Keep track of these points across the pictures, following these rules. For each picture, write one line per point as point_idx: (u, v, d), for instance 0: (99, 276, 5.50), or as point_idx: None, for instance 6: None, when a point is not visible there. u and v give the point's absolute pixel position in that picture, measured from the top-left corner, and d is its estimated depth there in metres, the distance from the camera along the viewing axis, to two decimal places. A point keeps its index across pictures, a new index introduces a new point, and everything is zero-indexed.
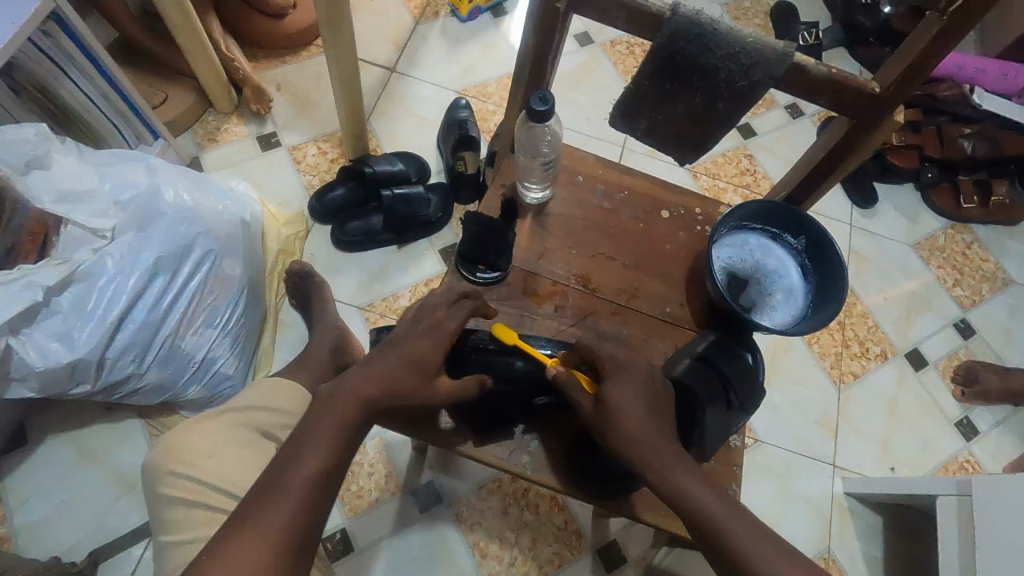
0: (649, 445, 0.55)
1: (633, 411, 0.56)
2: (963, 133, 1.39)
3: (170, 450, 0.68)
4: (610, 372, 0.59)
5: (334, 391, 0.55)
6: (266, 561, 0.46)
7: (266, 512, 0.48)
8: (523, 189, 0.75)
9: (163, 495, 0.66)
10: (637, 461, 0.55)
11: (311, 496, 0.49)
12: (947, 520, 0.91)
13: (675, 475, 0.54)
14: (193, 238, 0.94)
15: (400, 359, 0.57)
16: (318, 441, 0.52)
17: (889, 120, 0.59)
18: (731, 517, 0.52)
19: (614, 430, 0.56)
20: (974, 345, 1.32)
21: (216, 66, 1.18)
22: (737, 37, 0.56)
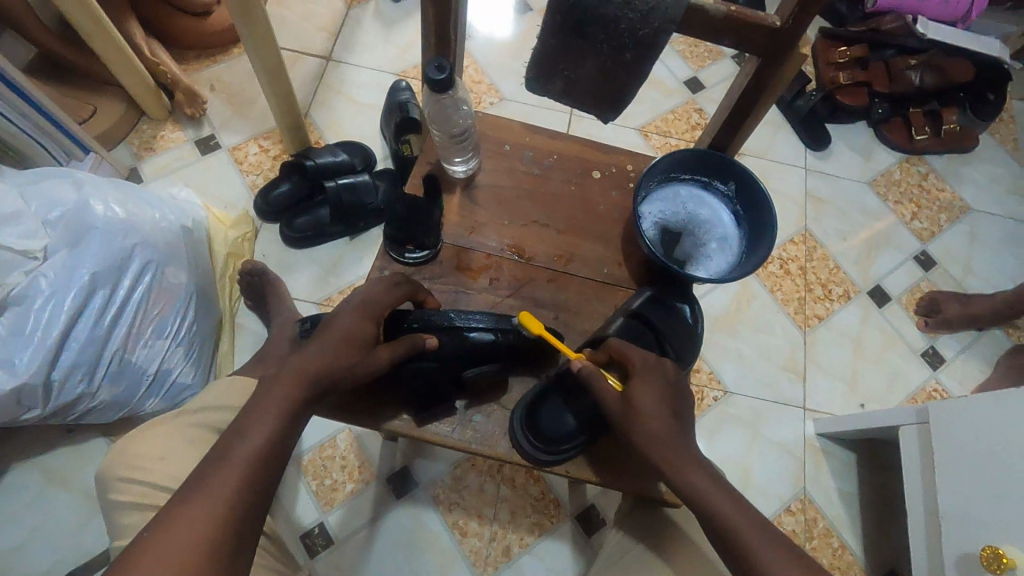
0: (669, 447, 0.55)
1: (654, 412, 0.56)
2: (910, 64, 1.38)
3: (124, 457, 0.66)
4: (637, 371, 0.58)
5: (273, 379, 0.53)
6: (206, 539, 0.44)
7: (198, 500, 0.45)
8: (448, 164, 0.74)
9: (115, 504, 0.63)
10: (655, 460, 0.55)
11: (256, 472, 0.48)
12: (912, 448, 0.92)
13: (693, 477, 0.53)
14: (130, 250, 0.92)
15: (333, 338, 0.56)
16: (265, 416, 0.51)
17: (797, 53, 0.57)
18: (744, 522, 0.51)
19: (636, 426, 0.56)
20: (935, 275, 1.33)
21: (142, 72, 1.15)
22: None
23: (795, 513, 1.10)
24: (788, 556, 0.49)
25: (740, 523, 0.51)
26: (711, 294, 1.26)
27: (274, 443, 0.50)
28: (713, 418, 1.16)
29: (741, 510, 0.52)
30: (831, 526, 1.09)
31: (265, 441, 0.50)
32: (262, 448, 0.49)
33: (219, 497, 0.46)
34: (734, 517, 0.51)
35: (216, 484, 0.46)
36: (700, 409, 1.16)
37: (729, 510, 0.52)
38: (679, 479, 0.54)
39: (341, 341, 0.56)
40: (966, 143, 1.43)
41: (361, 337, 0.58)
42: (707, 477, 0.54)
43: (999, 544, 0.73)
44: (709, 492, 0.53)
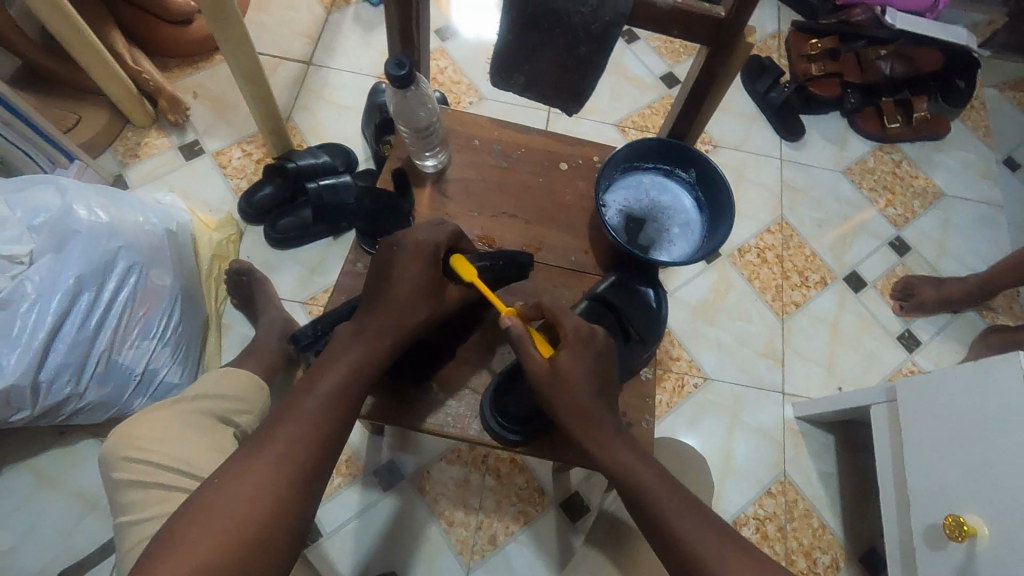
0: (586, 415, 0.59)
1: (582, 392, 0.59)
2: (880, 54, 1.41)
3: (122, 436, 0.67)
4: (568, 343, 0.60)
5: (331, 355, 0.60)
6: (273, 485, 0.52)
7: (263, 466, 0.53)
8: (418, 160, 0.76)
9: (118, 483, 0.64)
10: (580, 437, 0.59)
11: (322, 429, 0.56)
12: (882, 425, 0.94)
13: (620, 455, 0.58)
14: (114, 253, 0.94)
15: (399, 292, 0.62)
16: (331, 379, 0.58)
17: (743, 43, 0.60)
18: (678, 512, 0.55)
19: (560, 402, 0.58)
20: (910, 260, 1.36)
21: (124, 80, 1.17)
22: None
23: (775, 495, 1.12)
24: (712, 536, 0.54)
25: (667, 505, 0.55)
26: (690, 284, 1.28)
27: (333, 416, 0.57)
28: (694, 405, 1.18)
29: (670, 491, 0.56)
30: (811, 506, 1.12)
31: (325, 416, 0.57)
32: (323, 423, 0.56)
33: (284, 452, 0.54)
34: (661, 496, 0.56)
35: (282, 440, 0.54)
36: (680, 395, 1.18)
37: (656, 489, 0.56)
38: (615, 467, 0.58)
39: (411, 297, 0.62)
40: (937, 130, 1.46)
41: (422, 291, 0.63)
42: (636, 459, 0.58)
43: (961, 513, 0.76)
44: (638, 476, 0.57)
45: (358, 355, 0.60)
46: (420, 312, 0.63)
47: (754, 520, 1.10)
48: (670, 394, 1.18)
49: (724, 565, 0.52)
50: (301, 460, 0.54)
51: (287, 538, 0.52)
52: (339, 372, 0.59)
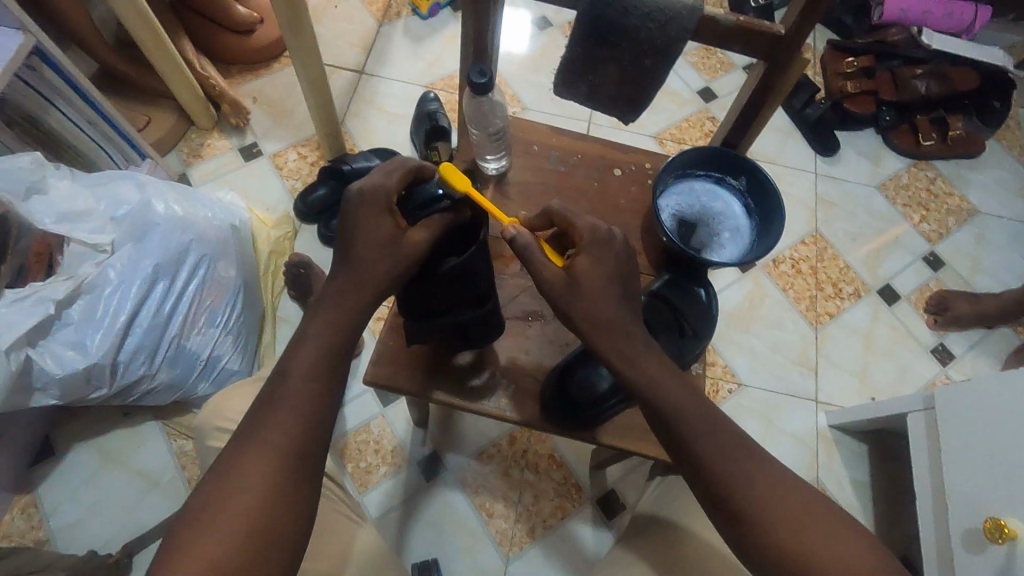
0: (618, 329, 0.58)
1: (599, 299, 0.58)
2: (915, 73, 1.44)
3: (216, 409, 0.74)
4: (588, 248, 0.59)
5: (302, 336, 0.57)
6: (268, 477, 0.51)
7: (250, 463, 0.51)
8: (482, 161, 0.81)
9: (210, 449, 0.72)
10: (608, 349, 0.58)
11: (305, 412, 0.54)
12: (920, 433, 0.96)
13: (648, 370, 0.57)
14: (187, 245, 1.00)
15: (364, 241, 0.57)
16: (301, 365, 0.55)
17: (800, 58, 0.64)
18: (723, 451, 0.55)
19: (577, 309, 0.58)
20: (944, 275, 1.38)
21: (194, 84, 1.25)
22: None
23: None
24: (737, 455, 0.56)
25: (701, 429, 0.56)
26: (725, 291, 1.31)
27: (314, 396, 0.55)
28: (728, 410, 1.21)
29: (699, 413, 0.57)
30: (844, 514, 1.13)
31: (305, 399, 0.54)
32: (306, 405, 0.54)
33: (273, 442, 0.52)
34: (701, 429, 0.56)
35: (269, 431, 0.53)
36: (715, 400, 1.21)
37: (689, 416, 0.56)
38: (647, 389, 0.57)
39: (379, 249, 0.57)
40: (973, 148, 1.47)
41: (387, 240, 0.58)
42: (675, 382, 0.58)
43: (1002, 516, 0.77)
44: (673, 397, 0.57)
45: (331, 328, 0.57)
46: (381, 266, 0.57)
47: None
48: None
49: (762, 507, 0.54)
50: (284, 455, 0.52)
51: (287, 529, 0.51)
52: (314, 350, 0.56)
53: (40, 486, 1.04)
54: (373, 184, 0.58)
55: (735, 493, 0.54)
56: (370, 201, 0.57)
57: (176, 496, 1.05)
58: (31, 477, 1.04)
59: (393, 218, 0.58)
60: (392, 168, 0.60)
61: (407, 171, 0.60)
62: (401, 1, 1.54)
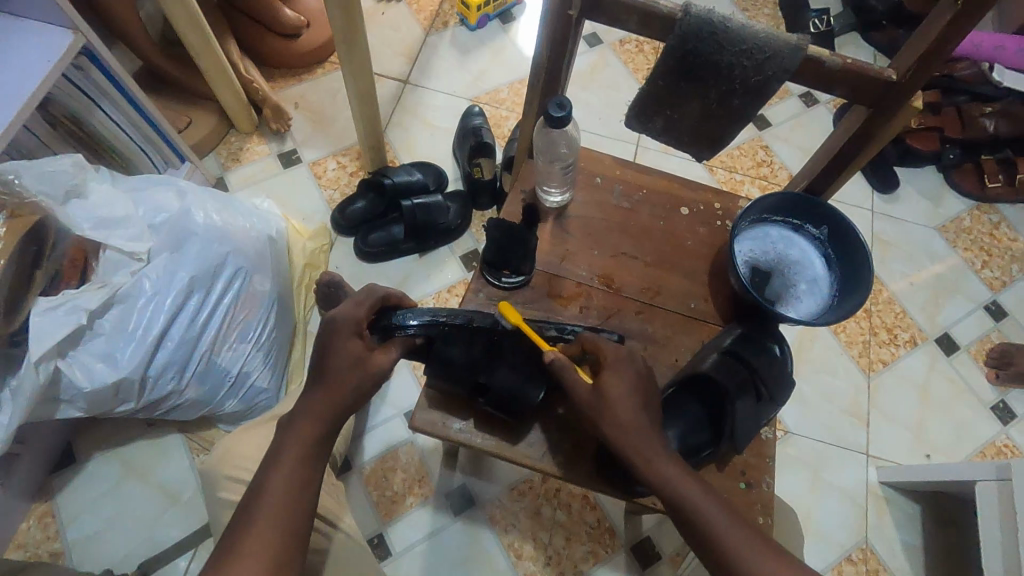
0: (638, 438, 0.56)
1: (624, 407, 0.57)
2: (984, 111, 1.37)
3: (228, 456, 0.75)
4: (609, 363, 0.59)
5: (280, 448, 0.56)
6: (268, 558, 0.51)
7: (250, 544, 0.51)
8: (543, 193, 0.77)
9: (223, 499, 0.73)
10: (631, 457, 0.56)
11: (299, 490, 0.54)
12: (989, 505, 0.89)
13: (672, 474, 0.56)
14: (223, 257, 0.97)
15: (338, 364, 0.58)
16: (296, 441, 0.56)
17: (910, 106, 0.58)
18: (742, 540, 0.53)
19: (610, 424, 0.57)
20: (1007, 327, 1.30)
21: (237, 88, 1.22)
22: (751, 33, 0.57)
23: (855, 562, 1.08)
24: (763, 554, 0.53)
25: (727, 530, 0.54)
26: None
27: (292, 509, 0.53)
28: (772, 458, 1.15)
29: (725, 514, 0.55)
30: None
31: (300, 478, 0.55)
32: (286, 520, 0.53)
33: (272, 521, 0.52)
34: (721, 523, 0.54)
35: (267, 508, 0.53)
36: None
37: (715, 516, 0.54)
38: (667, 490, 0.55)
39: (338, 374, 0.58)
40: None
41: (355, 366, 0.58)
42: (697, 483, 0.56)
43: None
44: (696, 498, 0.55)
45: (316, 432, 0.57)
46: (350, 383, 0.58)
47: None
48: None
49: None
50: (280, 536, 0.52)
51: None
52: (291, 467, 0.55)
53: (56, 495, 1.01)
54: (344, 314, 0.59)
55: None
56: (339, 330, 0.59)
57: (194, 515, 1.01)
58: (50, 485, 1.01)
59: (361, 341, 0.59)
60: (363, 298, 0.61)
61: (377, 302, 0.61)
62: (449, 11, 1.51)
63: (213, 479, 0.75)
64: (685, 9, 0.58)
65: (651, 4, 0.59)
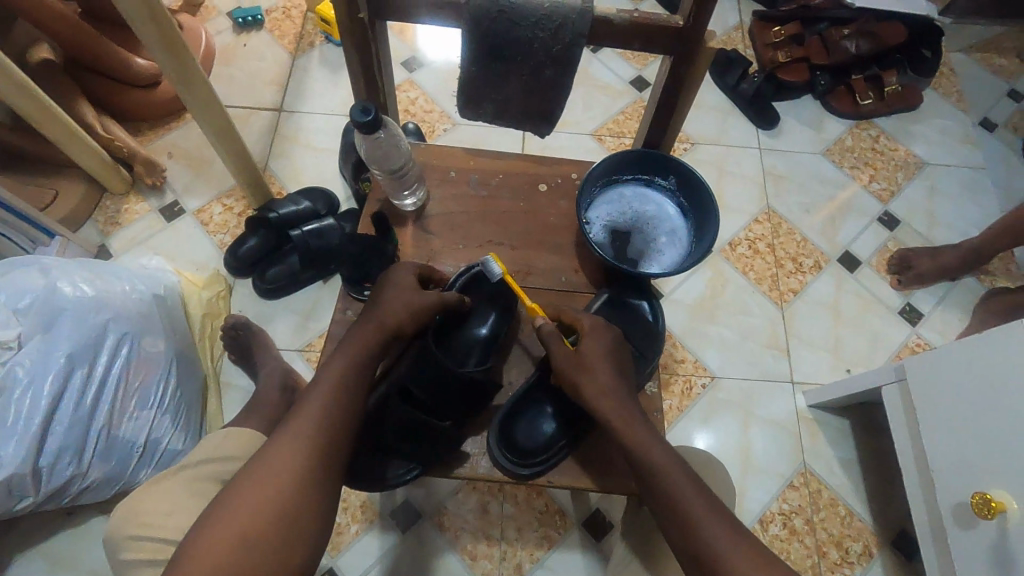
0: (611, 402, 0.61)
1: (595, 372, 0.62)
2: (844, 34, 1.41)
3: (132, 516, 0.73)
4: (587, 330, 0.66)
5: (329, 362, 0.63)
6: (304, 452, 0.57)
7: (290, 435, 0.58)
8: (396, 200, 0.75)
9: (128, 561, 0.70)
10: (604, 416, 0.60)
11: (341, 401, 0.60)
12: (896, 407, 0.93)
13: (647, 441, 0.59)
14: (102, 326, 0.93)
15: (395, 294, 0.66)
16: (343, 357, 0.62)
17: (707, 48, 0.60)
18: (711, 518, 0.54)
19: (585, 385, 0.62)
20: (902, 234, 1.36)
21: (98, 150, 1.17)
22: (536, 5, 0.58)
23: (798, 487, 1.11)
24: (719, 523, 0.54)
25: (685, 494, 0.56)
26: (685, 284, 1.27)
27: (337, 418, 0.59)
28: (705, 405, 1.17)
29: (687, 481, 0.57)
30: (835, 494, 1.10)
31: (342, 392, 0.61)
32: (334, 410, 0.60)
33: (316, 422, 0.59)
34: (687, 495, 0.55)
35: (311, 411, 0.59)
36: (691, 398, 1.17)
37: (672, 475, 0.57)
38: (632, 455, 0.59)
39: (403, 302, 0.65)
40: (911, 101, 1.46)
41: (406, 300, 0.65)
42: (659, 446, 0.59)
43: (988, 489, 0.75)
44: (663, 460, 0.58)
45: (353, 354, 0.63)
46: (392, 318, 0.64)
47: (780, 515, 1.08)
48: (679, 398, 1.17)
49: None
50: (319, 437, 0.58)
51: (314, 510, 0.56)
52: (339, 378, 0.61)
53: None
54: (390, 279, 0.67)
55: (708, 548, 0.53)
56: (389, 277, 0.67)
57: None
58: None
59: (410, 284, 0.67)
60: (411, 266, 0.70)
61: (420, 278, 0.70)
62: (313, 31, 1.49)
63: (116, 543, 0.72)
64: None
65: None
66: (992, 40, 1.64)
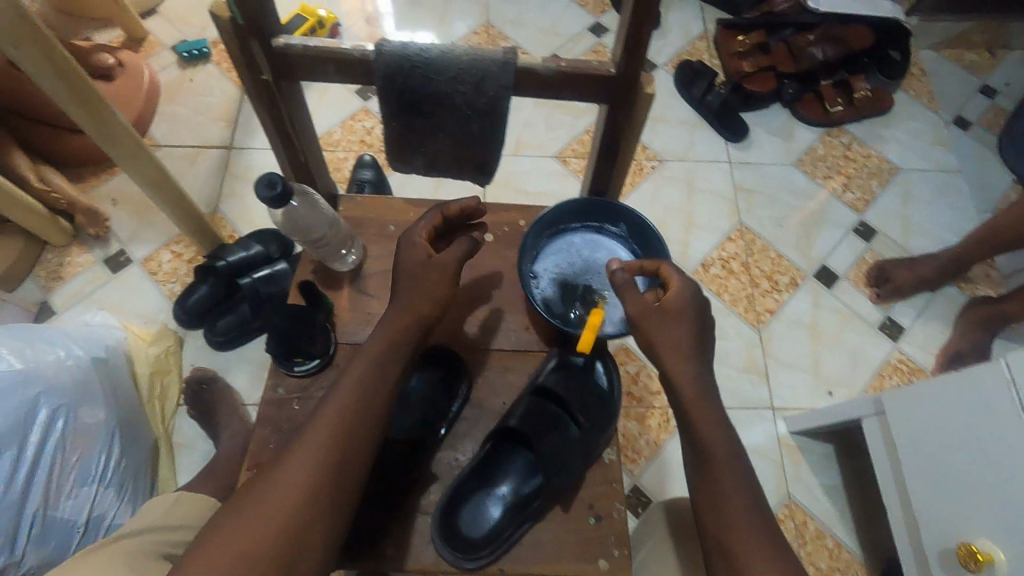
0: (684, 371, 0.59)
1: (682, 365, 0.59)
2: (810, 40, 1.37)
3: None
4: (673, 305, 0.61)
5: (350, 367, 0.58)
6: (318, 468, 0.53)
7: (297, 453, 0.53)
8: (335, 261, 0.71)
9: None
10: (675, 379, 0.59)
11: (355, 417, 0.56)
12: (875, 440, 0.89)
13: (710, 424, 0.58)
14: (34, 401, 0.86)
15: (410, 281, 0.61)
16: (359, 370, 0.57)
17: (645, 94, 0.55)
18: (749, 513, 0.55)
19: (661, 339, 0.60)
20: (878, 244, 1.32)
21: (33, 204, 1.11)
22: (453, 58, 0.53)
23: (783, 521, 1.06)
24: (760, 525, 0.55)
25: (729, 481, 0.57)
26: None
27: (348, 434, 0.55)
28: None
29: (738, 473, 0.57)
30: (821, 526, 1.06)
31: (356, 409, 0.56)
32: (349, 428, 0.55)
33: (329, 440, 0.54)
34: (729, 480, 0.57)
35: (325, 426, 0.55)
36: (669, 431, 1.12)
37: (725, 455, 0.57)
38: (707, 472, 0.58)
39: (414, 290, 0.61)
40: (881, 106, 1.43)
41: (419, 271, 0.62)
42: (731, 471, 0.57)
43: (974, 538, 0.71)
44: (731, 488, 0.56)
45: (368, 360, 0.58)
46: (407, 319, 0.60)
47: None
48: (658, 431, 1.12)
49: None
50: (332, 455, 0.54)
51: (320, 531, 0.52)
52: (352, 386, 0.56)
53: None
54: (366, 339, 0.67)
55: (734, 530, 0.55)
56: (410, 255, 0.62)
57: None
58: None
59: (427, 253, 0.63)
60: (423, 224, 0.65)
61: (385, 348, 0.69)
62: None
63: None
64: (375, 48, 0.52)
65: (338, 50, 0.53)
66: (961, 37, 1.61)
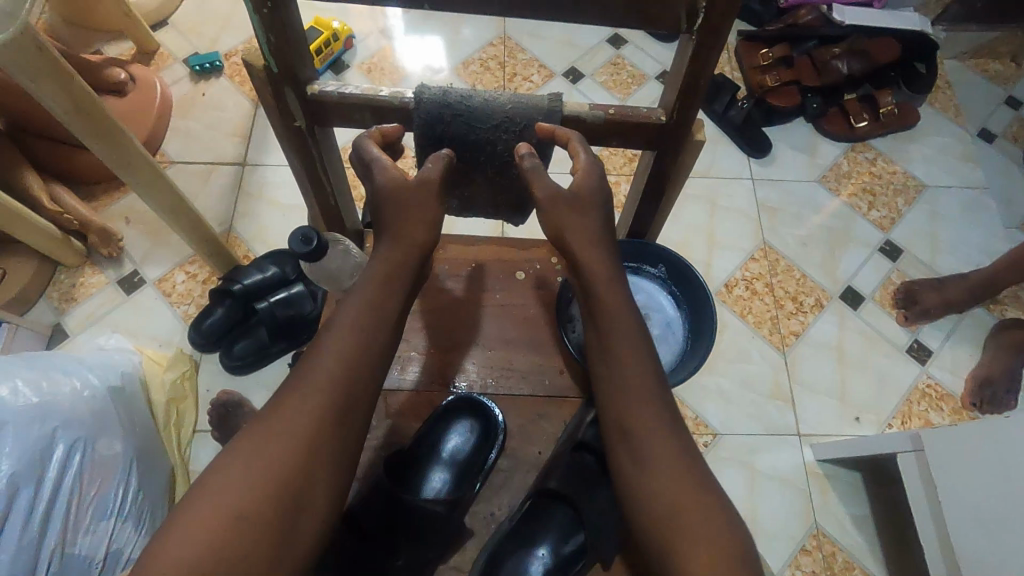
0: (603, 268, 0.58)
1: (604, 276, 0.58)
2: (834, 54, 1.35)
3: None
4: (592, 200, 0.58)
5: (341, 313, 0.54)
6: (314, 424, 0.49)
7: (292, 405, 0.50)
8: None
9: None
10: (593, 278, 0.58)
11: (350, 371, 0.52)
12: (912, 477, 0.87)
13: (623, 321, 0.58)
14: (51, 435, 0.84)
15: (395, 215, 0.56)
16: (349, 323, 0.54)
17: (693, 141, 0.55)
18: (660, 414, 0.55)
19: (575, 230, 0.57)
20: (905, 264, 1.29)
21: (46, 225, 1.09)
22: (498, 105, 0.54)
23: (811, 552, 1.04)
24: (674, 429, 0.54)
25: (643, 378, 0.56)
26: None
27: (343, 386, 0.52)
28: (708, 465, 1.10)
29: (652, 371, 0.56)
30: (850, 557, 1.04)
31: (355, 368, 0.53)
32: (343, 385, 0.52)
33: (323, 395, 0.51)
34: (640, 378, 0.56)
35: (318, 380, 0.51)
36: None
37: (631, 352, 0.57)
38: (615, 364, 0.57)
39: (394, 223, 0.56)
40: (908, 120, 1.40)
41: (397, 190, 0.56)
42: (654, 395, 0.55)
43: None
44: (651, 396, 0.55)
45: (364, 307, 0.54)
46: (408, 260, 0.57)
47: None
48: None
49: (666, 487, 0.51)
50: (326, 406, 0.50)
51: (320, 492, 0.49)
52: (346, 333, 0.53)
53: None
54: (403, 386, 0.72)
55: (644, 429, 0.54)
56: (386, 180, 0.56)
57: None
58: None
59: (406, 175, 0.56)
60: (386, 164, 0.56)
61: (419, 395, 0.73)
62: None
63: None
64: (418, 96, 0.54)
65: (375, 97, 0.55)
66: (987, 47, 1.57)
